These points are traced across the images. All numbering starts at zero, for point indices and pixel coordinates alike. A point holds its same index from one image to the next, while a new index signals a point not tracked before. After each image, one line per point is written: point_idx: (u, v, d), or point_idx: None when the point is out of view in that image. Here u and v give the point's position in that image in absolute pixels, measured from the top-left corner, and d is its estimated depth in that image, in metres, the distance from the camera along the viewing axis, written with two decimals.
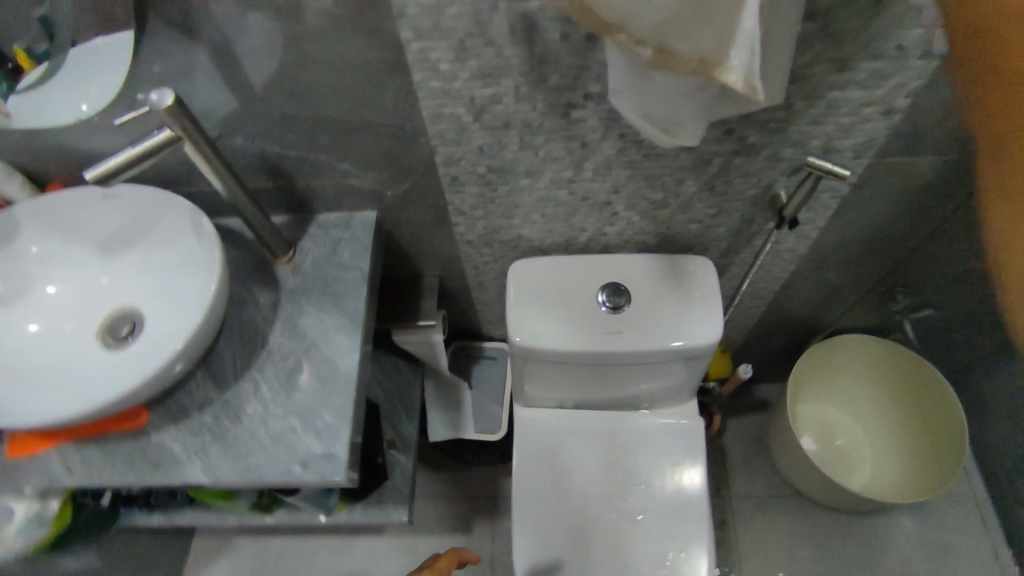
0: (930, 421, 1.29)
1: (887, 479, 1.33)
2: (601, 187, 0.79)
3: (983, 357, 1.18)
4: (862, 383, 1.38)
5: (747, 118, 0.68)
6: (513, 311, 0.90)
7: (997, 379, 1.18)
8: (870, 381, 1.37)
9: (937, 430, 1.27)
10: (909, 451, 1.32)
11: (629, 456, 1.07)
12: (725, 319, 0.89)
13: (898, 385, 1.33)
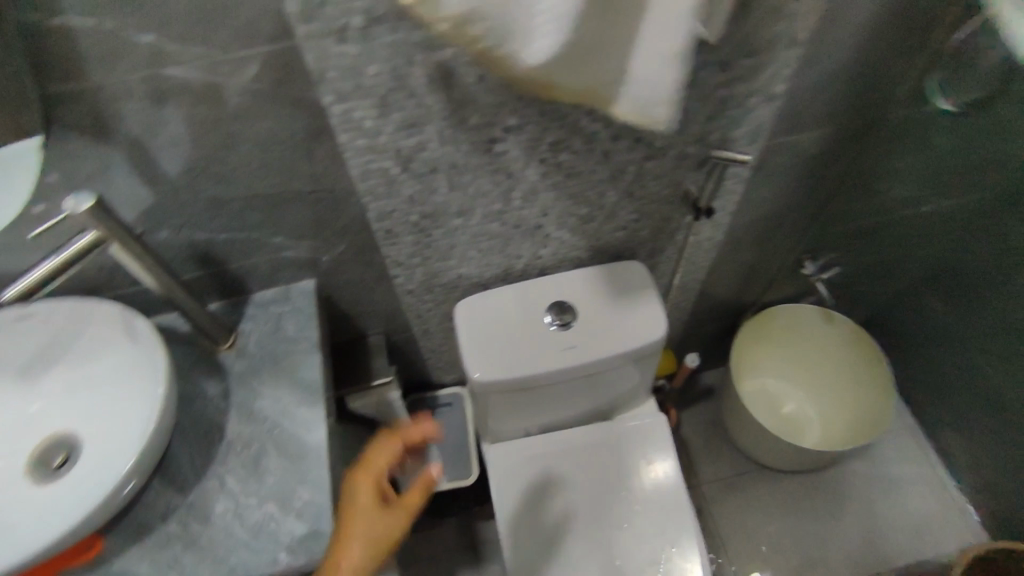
0: (857, 369, 1.41)
1: (835, 430, 1.44)
2: (530, 213, 0.82)
3: (892, 296, 1.32)
4: (791, 348, 1.49)
5: (652, 126, 0.73)
6: (468, 351, 0.92)
7: (913, 310, 1.32)
8: (798, 345, 1.48)
9: (866, 376, 1.39)
10: (847, 401, 1.44)
11: (606, 465, 1.09)
12: (665, 312, 0.94)
13: (823, 343, 1.44)
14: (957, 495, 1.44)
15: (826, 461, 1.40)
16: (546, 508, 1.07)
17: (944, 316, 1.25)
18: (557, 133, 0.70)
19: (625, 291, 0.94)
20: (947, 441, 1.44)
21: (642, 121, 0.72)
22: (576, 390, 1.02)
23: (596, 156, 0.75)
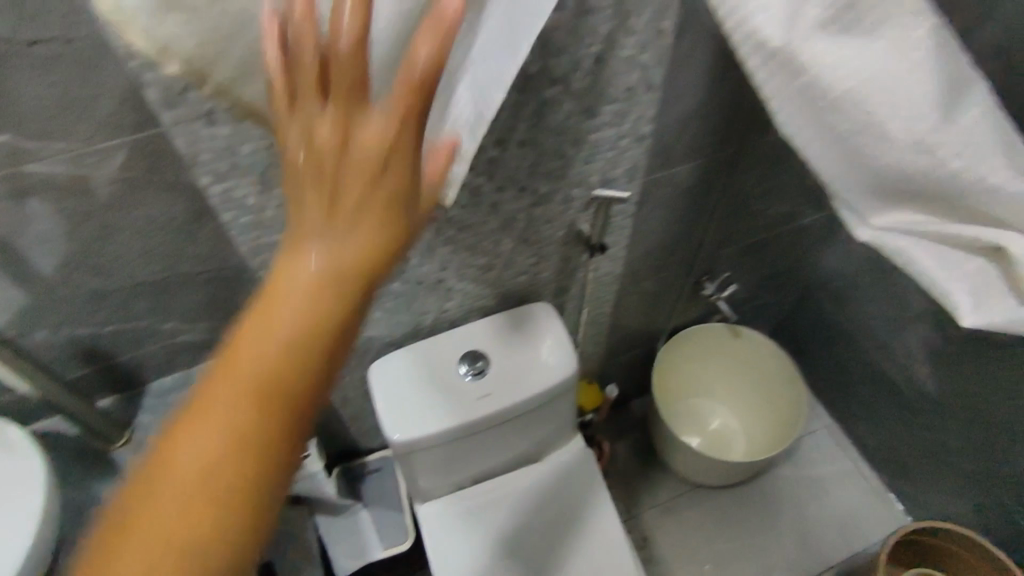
0: (767, 378, 1.49)
1: (757, 439, 1.52)
2: (431, 268, 0.84)
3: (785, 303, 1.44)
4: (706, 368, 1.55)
5: (534, 175, 0.78)
6: (388, 416, 0.91)
7: (808, 311, 1.45)
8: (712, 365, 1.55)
9: (775, 383, 1.48)
10: (763, 409, 1.52)
11: (541, 507, 1.10)
12: (574, 346, 0.97)
13: (733, 359, 1.52)
14: (875, 482, 1.53)
15: (754, 471, 1.45)
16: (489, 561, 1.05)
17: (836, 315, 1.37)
18: None
19: (533, 332, 0.97)
20: (858, 431, 1.54)
21: (523, 170, 0.76)
22: (501, 436, 1.03)
23: (485, 208, 0.79)
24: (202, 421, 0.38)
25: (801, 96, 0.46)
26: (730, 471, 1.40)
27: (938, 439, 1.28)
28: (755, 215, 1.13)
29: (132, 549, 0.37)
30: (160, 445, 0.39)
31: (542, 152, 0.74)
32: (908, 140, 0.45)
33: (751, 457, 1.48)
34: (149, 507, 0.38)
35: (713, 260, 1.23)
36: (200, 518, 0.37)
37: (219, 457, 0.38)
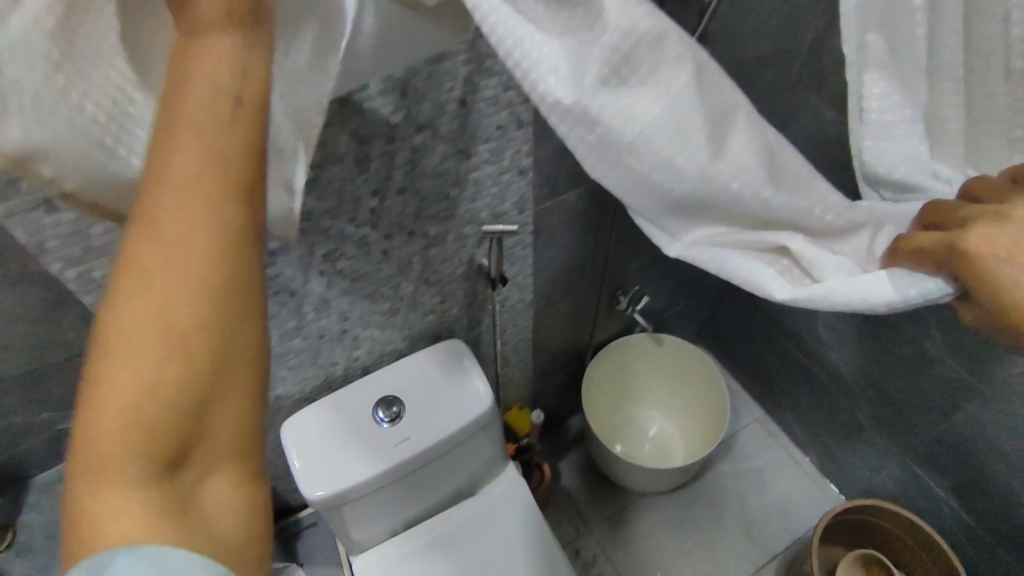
0: (693, 382, 1.52)
1: (692, 441, 1.54)
2: (330, 320, 0.83)
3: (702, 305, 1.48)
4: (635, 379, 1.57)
5: (422, 218, 0.78)
6: (305, 475, 0.89)
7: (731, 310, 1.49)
8: (640, 375, 1.56)
9: (701, 385, 1.50)
10: (694, 411, 1.55)
11: (473, 545, 1.07)
12: (486, 377, 0.97)
13: (659, 367, 1.54)
14: (808, 467, 1.55)
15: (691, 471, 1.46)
16: None
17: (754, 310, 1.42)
18: (326, 244, 0.72)
19: (445, 369, 0.96)
20: (787, 422, 1.58)
21: (409, 215, 0.76)
22: (427, 478, 1.02)
23: (376, 255, 0.79)
24: (122, 295, 0.30)
25: (600, 147, 0.50)
26: (669, 477, 1.41)
27: (855, 420, 1.33)
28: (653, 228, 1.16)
29: (96, 470, 0.30)
30: (91, 355, 0.31)
31: (424, 195, 0.75)
32: (693, 171, 0.51)
33: (689, 460, 1.51)
34: (90, 422, 0.30)
35: (624, 274, 1.25)
36: (149, 422, 0.31)
37: (146, 329, 0.30)
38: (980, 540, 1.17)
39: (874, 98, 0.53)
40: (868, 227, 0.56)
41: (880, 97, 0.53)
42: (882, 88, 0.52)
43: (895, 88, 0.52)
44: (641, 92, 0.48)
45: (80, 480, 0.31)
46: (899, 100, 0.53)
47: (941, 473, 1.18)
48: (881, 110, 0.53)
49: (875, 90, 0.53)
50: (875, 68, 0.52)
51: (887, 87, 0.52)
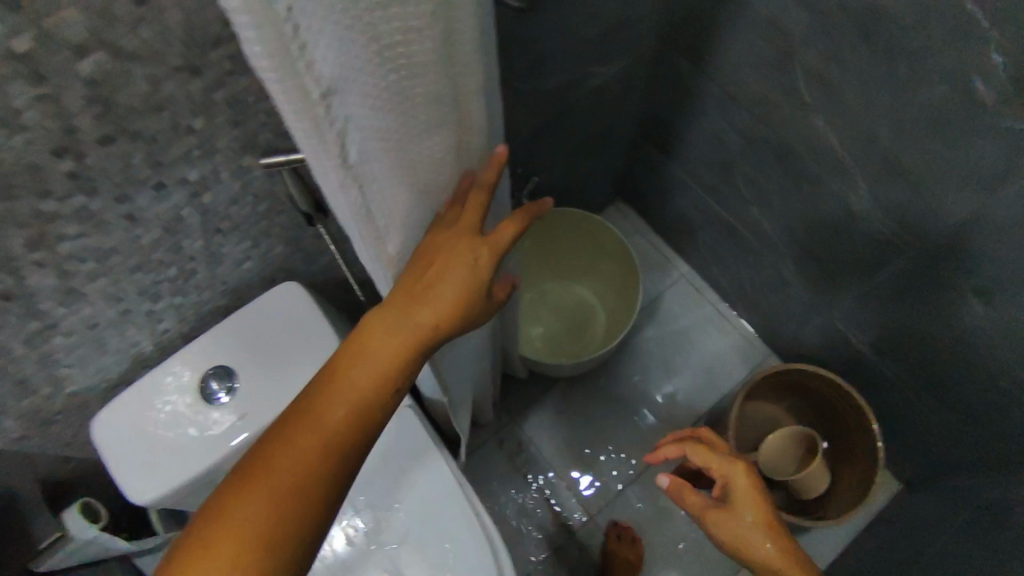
0: (582, 237, 1.31)
1: (603, 302, 1.38)
2: (95, 309, 0.63)
3: (607, 154, 1.25)
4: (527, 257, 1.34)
5: (161, 165, 0.54)
6: (126, 474, 0.75)
7: (651, 160, 1.28)
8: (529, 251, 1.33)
9: (588, 235, 1.30)
10: (591, 265, 1.36)
11: (361, 486, 0.96)
12: (331, 328, 0.81)
13: (542, 234, 1.31)
14: (736, 320, 1.42)
15: (602, 336, 1.37)
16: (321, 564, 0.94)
17: (672, 159, 1.21)
18: (19, 235, 0.51)
19: (278, 324, 0.79)
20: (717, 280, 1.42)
21: (141, 166, 0.53)
22: None
23: (117, 224, 0.56)
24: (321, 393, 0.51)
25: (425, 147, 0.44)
26: (586, 345, 1.37)
27: (778, 278, 1.16)
28: (526, 94, 0.87)
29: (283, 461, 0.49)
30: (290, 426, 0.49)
31: (151, 137, 0.51)
32: None
33: (607, 324, 1.36)
34: (305, 425, 0.49)
35: (515, 146, 0.98)
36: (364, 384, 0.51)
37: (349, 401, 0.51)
38: (897, 392, 1.06)
39: (321, 75, 0.31)
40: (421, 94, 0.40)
41: (329, 75, 0.32)
42: (325, 53, 0.31)
43: (336, 37, 0.31)
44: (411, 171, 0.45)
45: (245, 484, 0.48)
46: (348, 107, 0.35)
47: (860, 329, 1.05)
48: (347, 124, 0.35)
49: (325, 70, 0.31)
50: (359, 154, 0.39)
51: (366, 99, 0.36)
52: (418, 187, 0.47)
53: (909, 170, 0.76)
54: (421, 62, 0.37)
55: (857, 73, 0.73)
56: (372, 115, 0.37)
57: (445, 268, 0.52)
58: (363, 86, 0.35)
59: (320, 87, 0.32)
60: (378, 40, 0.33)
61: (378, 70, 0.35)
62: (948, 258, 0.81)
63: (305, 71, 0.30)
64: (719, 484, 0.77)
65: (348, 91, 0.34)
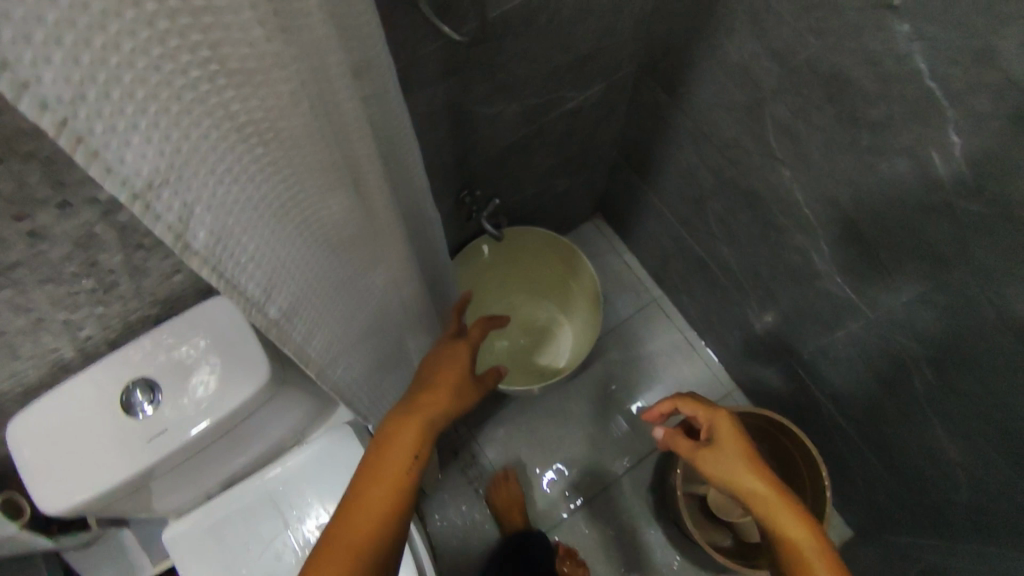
0: (553, 258, 1.28)
1: (572, 324, 1.34)
2: (3, 318, 0.61)
3: (582, 174, 1.22)
4: (498, 270, 1.30)
5: (63, 184, 0.52)
6: (38, 484, 0.73)
7: (628, 184, 1.25)
8: (499, 265, 1.29)
9: (560, 258, 1.26)
10: (562, 286, 1.32)
11: (297, 501, 0.94)
12: (264, 348, 0.78)
13: (513, 252, 1.27)
14: (704, 351, 1.39)
15: (567, 357, 1.33)
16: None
17: (647, 186, 1.18)
18: None
19: (208, 339, 0.77)
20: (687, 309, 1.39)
21: (39, 185, 0.50)
22: (225, 452, 0.87)
23: (19, 239, 0.54)
24: (378, 462, 0.57)
25: (320, 221, 0.39)
26: (549, 366, 1.33)
27: (743, 317, 1.14)
28: (487, 118, 0.84)
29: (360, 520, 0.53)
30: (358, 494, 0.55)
31: (48, 158, 0.49)
32: (357, 317, 0.54)
33: (573, 348, 1.32)
34: (351, 513, 0.54)
35: (477, 167, 0.95)
36: (412, 442, 0.58)
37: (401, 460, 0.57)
38: (851, 446, 1.04)
39: (137, 175, 0.25)
40: (302, 172, 0.35)
41: (150, 170, 0.25)
42: (137, 150, 0.24)
43: (150, 127, 0.24)
44: (304, 248, 0.39)
45: (326, 541, 0.52)
46: (191, 196, 0.28)
47: (819, 379, 1.02)
48: (194, 216, 0.29)
49: (140, 165, 0.25)
50: (237, 251, 0.33)
51: (225, 196, 0.30)
52: (317, 248, 0.41)
53: (870, 235, 0.74)
54: (283, 121, 0.31)
55: (821, 132, 0.71)
56: (231, 194, 0.31)
57: (443, 364, 0.68)
58: (209, 167, 0.28)
59: (134, 187, 0.25)
60: (216, 113, 0.27)
61: (227, 144, 0.28)
62: (905, 326, 0.78)
63: (112, 181, 0.24)
64: (704, 428, 0.72)
65: (184, 177, 0.27)
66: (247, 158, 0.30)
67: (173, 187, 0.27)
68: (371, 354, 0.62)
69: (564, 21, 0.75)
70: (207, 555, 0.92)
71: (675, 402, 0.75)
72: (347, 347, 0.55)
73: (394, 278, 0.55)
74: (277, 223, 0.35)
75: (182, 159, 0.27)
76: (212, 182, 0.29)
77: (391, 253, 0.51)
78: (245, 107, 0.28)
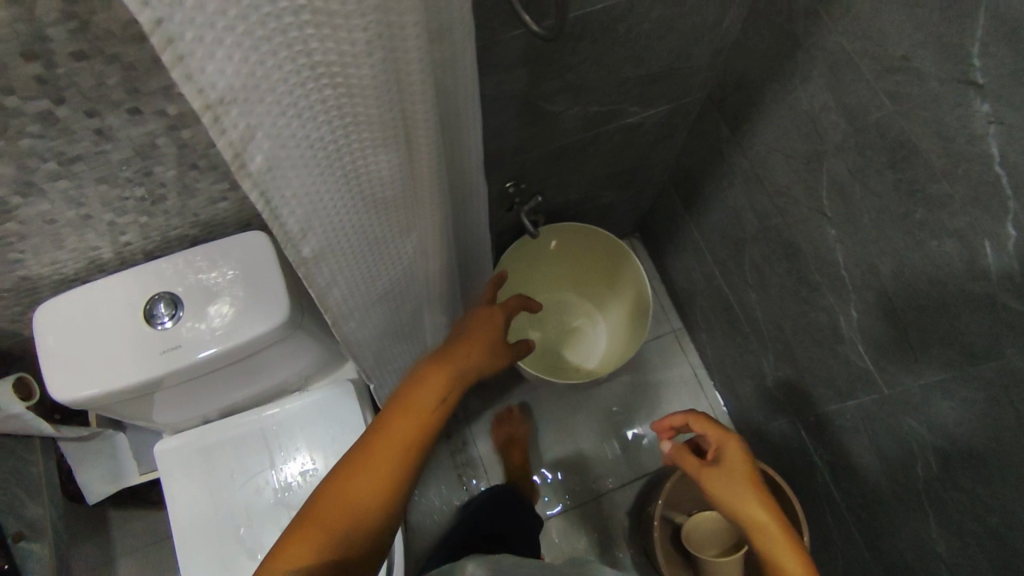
0: (606, 265, 1.26)
1: (608, 332, 1.32)
2: (54, 206, 0.64)
3: (629, 191, 1.23)
4: (548, 262, 1.28)
5: (137, 92, 0.54)
6: (51, 369, 0.76)
7: (672, 210, 1.24)
8: (552, 258, 1.27)
9: (612, 266, 1.25)
10: (607, 293, 1.31)
11: (286, 443, 0.96)
12: (287, 291, 0.80)
13: (570, 249, 1.25)
14: (711, 390, 1.38)
15: (598, 361, 1.30)
16: (220, 504, 0.94)
17: (691, 215, 1.18)
18: None
19: (238, 270, 0.79)
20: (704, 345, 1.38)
21: (115, 88, 0.53)
22: (231, 380, 0.89)
23: (85, 135, 0.57)
24: (395, 415, 0.57)
25: (369, 171, 0.41)
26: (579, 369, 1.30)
27: (758, 365, 1.13)
28: (550, 115, 0.85)
29: (371, 469, 0.54)
30: (371, 443, 0.56)
31: (129, 64, 0.51)
32: (380, 275, 0.55)
33: (605, 355, 1.29)
34: (369, 455, 0.55)
35: (529, 161, 0.96)
36: (430, 401, 0.59)
37: (418, 416, 0.58)
38: (838, 517, 1.02)
39: (211, 86, 0.26)
40: (364, 121, 0.36)
41: (224, 85, 0.26)
42: (217, 63, 0.26)
43: (234, 45, 0.26)
44: (347, 192, 0.41)
45: (337, 482, 0.54)
46: (254, 118, 0.29)
47: (821, 443, 1.01)
48: (254, 139, 0.30)
49: (218, 80, 0.26)
50: (289, 181, 0.35)
51: (286, 127, 0.32)
52: (358, 201, 0.43)
53: (903, 309, 0.73)
54: (355, 69, 0.32)
55: (875, 197, 0.70)
56: (291, 126, 0.32)
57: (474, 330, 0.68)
58: (277, 96, 0.30)
59: (208, 99, 0.26)
60: (294, 46, 0.28)
61: (296, 76, 0.30)
62: (919, 409, 0.77)
63: (189, 88, 0.25)
64: (713, 448, 0.71)
65: (253, 100, 0.29)
66: (310, 93, 0.31)
67: (241, 106, 0.28)
68: (385, 315, 0.64)
69: (642, 35, 0.75)
70: (190, 474, 0.95)
71: (687, 416, 0.74)
72: (359, 304, 0.56)
73: (426, 246, 0.56)
74: (327, 162, 0.37)
75: (255, 82, 0.28)
76: (277, 111, 0.30)
77: (431, 220, 0.52)
78: (322, 46, 0.29)
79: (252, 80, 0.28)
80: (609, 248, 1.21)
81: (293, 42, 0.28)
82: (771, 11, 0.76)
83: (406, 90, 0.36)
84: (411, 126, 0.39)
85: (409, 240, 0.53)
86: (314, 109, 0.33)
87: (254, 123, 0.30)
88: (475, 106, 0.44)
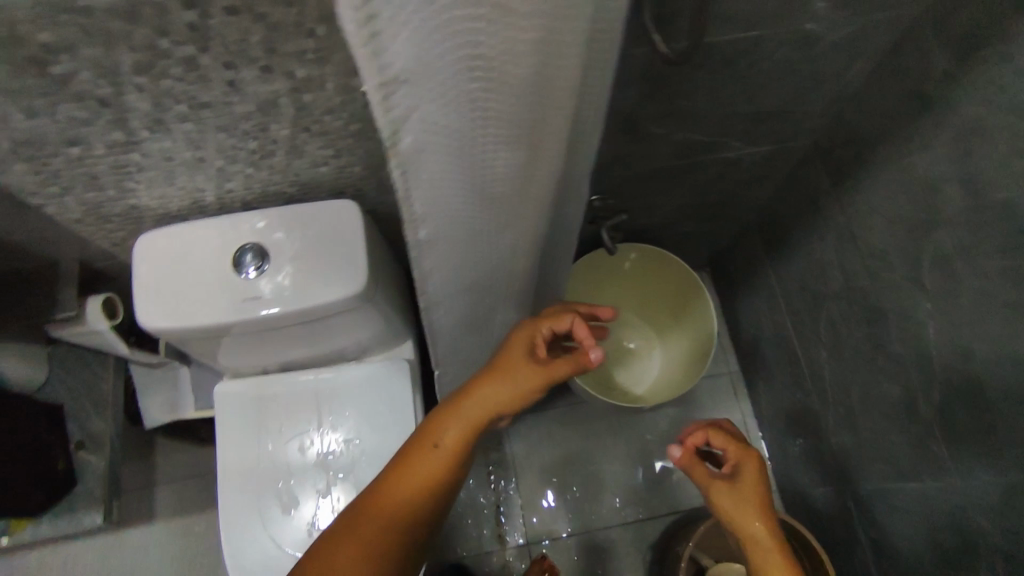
0: (675, 294, 1.24)
1: (665, 360, 1.30)
2: (175, 145, 0.68)
3: (712, 223, 1.20)
4: (619, 279, 1.27)
5: (274, 52, 0.57)
6: (141, 296, 0.80)
7: (752, 249, 1.21)
8: (625, 275, 1.26)
9: (682, 295, 1.23)
10: (671, 321, 1.29)
11: (334, 408, 0.99)
12: (366, 263, 0.82)
13: (643, 270, 1.24)
14: (757, 440, 1.34)
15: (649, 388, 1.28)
16: (263, 455, 0.97)
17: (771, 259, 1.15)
18: (134, 56, 0.54)
19: (325, 234, 0.82)
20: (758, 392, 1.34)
21: (256, 45, 0.56)
22: (297, 337, 0.92)
23: (218, 85, 0.60)
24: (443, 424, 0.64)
25: (492, 167, 0.41)
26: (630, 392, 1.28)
27: (814, 424, 1.09)
28: (653, 136, 0.84)
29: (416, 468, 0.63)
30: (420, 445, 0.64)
31: (273, 24, 0.53)
32: (474, 266, 0.56)
33: (658, 383, 1.27)
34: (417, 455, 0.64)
35: (621, 177, 0.95)
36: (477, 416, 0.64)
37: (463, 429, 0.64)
38: None
39: (390, 66, 0.27)
40: (503, 117, 0.36)
41: (401, 67, 0.28)
42: (402, 45, 0.27)
43: (418, 29, 0.27)
44: (468, 181, 0.42)
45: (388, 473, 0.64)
46: (415, 100, 0.31)
47: (869, 518, 0.96)
48: (408, 119, 0.32)
49: (397, 60, 0.27)
50: (424, 165, 0.36)
51: (437, 111, 0.33)
52: (474, 193, 0.44)
53: (991, 399, 0.69)
54: (511, 65, 0.32)
55: (984, 277, 0.67)
56: (440, 112, 0.33)
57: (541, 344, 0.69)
58: (438, 82, 0.31)
59: (384, 75, 0.27)
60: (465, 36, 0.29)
61: (459, 65, 0.31)
62: (988, 505, 0.72)
63: (372, 65, 0.27)
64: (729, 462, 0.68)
65: (418, 83, 0.30)
66: (465, 84, 0.32)
67: (408, 88, 0.29)
68: (466, 305, 0.65)
69: (764, 72, 0.74)
70: (241, 420, 0.98)
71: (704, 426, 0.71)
72: (447, 289, 0.57)
73: (521, 245, 0.56)
74: (460, 151, 0.38)
75: (425, 66, 0.29)
76: (433, 97, 0.32)
77: (532, 220, 0.52)
78: (489, 39, 0.30)
79: (424, 65, 0.29)
80: (681, 277, 1.19)
81: (465, 33, 0.29)
82: (903, 68, 0.73)
83: (547, 90, 0.36)
84: (541, 129, 0.40)
85: (508, 237, 0.53)
86: (464, 98, 0.33)
87: (413, 105, 0.31)
88: (604, 115, 0.44)
